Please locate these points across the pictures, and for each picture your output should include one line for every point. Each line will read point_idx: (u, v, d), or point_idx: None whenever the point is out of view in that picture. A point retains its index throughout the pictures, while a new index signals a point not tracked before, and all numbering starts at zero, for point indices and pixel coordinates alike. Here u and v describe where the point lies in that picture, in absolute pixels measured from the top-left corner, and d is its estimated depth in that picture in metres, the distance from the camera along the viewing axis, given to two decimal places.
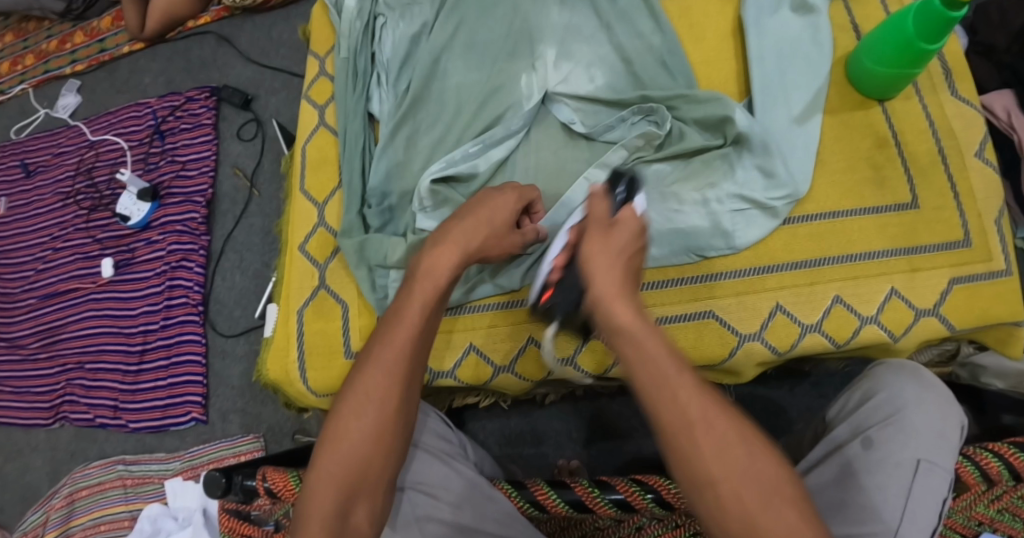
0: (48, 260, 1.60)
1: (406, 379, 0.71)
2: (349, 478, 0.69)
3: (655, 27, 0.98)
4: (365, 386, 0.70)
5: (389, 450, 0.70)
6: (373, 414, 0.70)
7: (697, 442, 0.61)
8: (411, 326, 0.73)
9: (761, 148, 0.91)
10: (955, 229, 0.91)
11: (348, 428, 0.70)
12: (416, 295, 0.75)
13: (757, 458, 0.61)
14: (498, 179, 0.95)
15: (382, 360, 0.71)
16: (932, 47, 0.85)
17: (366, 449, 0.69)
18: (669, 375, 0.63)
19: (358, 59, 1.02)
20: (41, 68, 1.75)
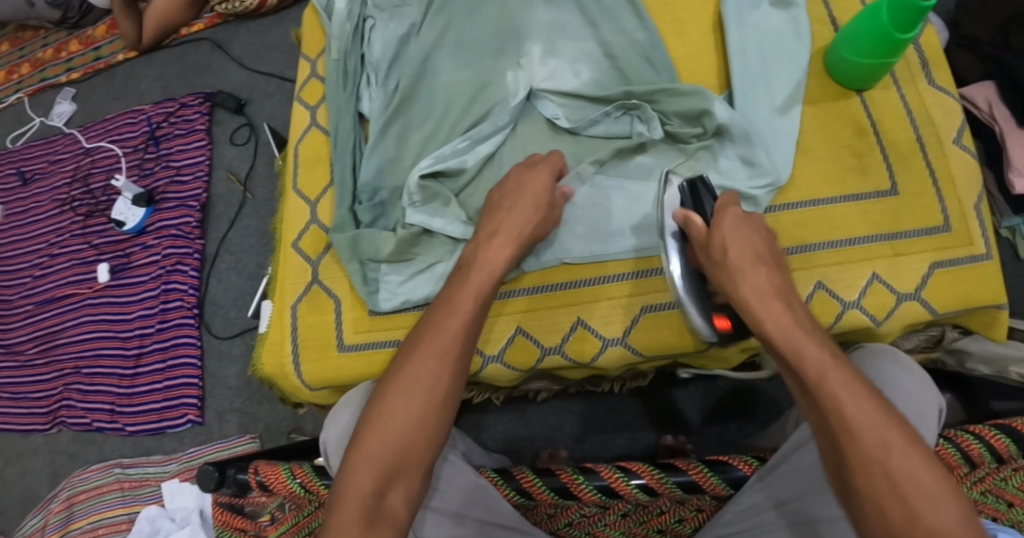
0: (45, 266, 1.61)
1: (453, 367, 0.74)
2: (389, 461, 0.69)
3: (638, 22, 1.00)
4: (415, 372, 0.72)
5: (431, 436, 0.71)
6: (418, 399, 0.72)
7: (858, 445, 0.66)
8: (460, 320, 0.76)
9: (743, 138, 0.93)
10: (935, 214, 0.93)
11: (394, 410, 0.71)
12: (471, 281, 0.79)
13: (902, 454, 0.65)
14: (486, 173, 0.97)
15: (433, 348, 0.74)
16: (907, 36, 0.87)
17: (411, 432, 0.70)
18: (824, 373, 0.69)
19: (348, 60, 1.04)
20: (37, 77, 1.77)
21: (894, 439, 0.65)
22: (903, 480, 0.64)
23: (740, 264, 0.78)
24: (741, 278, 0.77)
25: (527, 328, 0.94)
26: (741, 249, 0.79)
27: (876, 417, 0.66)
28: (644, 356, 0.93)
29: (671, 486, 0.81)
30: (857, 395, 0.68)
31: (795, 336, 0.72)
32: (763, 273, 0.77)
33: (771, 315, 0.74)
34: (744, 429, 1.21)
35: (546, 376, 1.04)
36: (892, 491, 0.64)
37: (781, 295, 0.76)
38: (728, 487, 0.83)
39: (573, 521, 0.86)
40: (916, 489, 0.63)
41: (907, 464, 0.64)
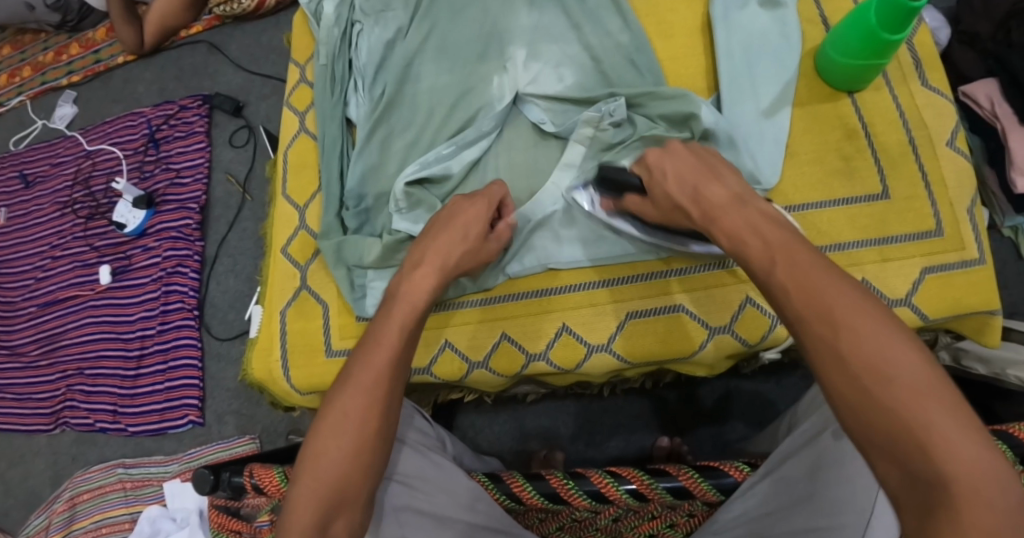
0: (47, 268, 1.63)
1: (386, 401, 0.71)
2: (328, 497, 0.67)
3: (624, 25, 1.00)
4: (343, 409, 0.70)
5: (366, 472, 0.69)
6: (350, 436, 0.69)
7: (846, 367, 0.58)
8: (386, 352, 0.73)
9: (728, 143, 0.92)
10: (926, 219, 0.92)
11: (326, 447, 0.69)
12: (394, 319, 0.76)
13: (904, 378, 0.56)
14: (471, 180, 0.97)
15: (361, 383, 0.71)
16: (895, 37, 0.86)
17: (346, 467, 0.68)
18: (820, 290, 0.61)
19: (335, 65, 1.04)
20: (38, 80, 1.78)
21: (846, 321, 0.59)
22: (860, 364, 0.57)
23: (695, 181, 0.76)
24: (700, 193, 0.75)
25: (512, 334, 0.93)
26: (680, 170, 0.78)
27: (824, 296, 0.60)
28: (627, 363, 0.92)
29: (661, 491, 0.80)
30: (804, 285, 0.62)
31: (748, 233, 0.69)
32: (721, 181, 0.75)
33: (725, 223, 0.71)
34: (738, 430, 1.21)
35: (532, 380, 1.03)
36: (852, 382, 0.57)
37: (740, 201, 0.72)
38: (719, 493, 0.82)
39: (564, 526, 0.87)
40: (877, 378, 0.56)
41: (865, 343, 0.58)
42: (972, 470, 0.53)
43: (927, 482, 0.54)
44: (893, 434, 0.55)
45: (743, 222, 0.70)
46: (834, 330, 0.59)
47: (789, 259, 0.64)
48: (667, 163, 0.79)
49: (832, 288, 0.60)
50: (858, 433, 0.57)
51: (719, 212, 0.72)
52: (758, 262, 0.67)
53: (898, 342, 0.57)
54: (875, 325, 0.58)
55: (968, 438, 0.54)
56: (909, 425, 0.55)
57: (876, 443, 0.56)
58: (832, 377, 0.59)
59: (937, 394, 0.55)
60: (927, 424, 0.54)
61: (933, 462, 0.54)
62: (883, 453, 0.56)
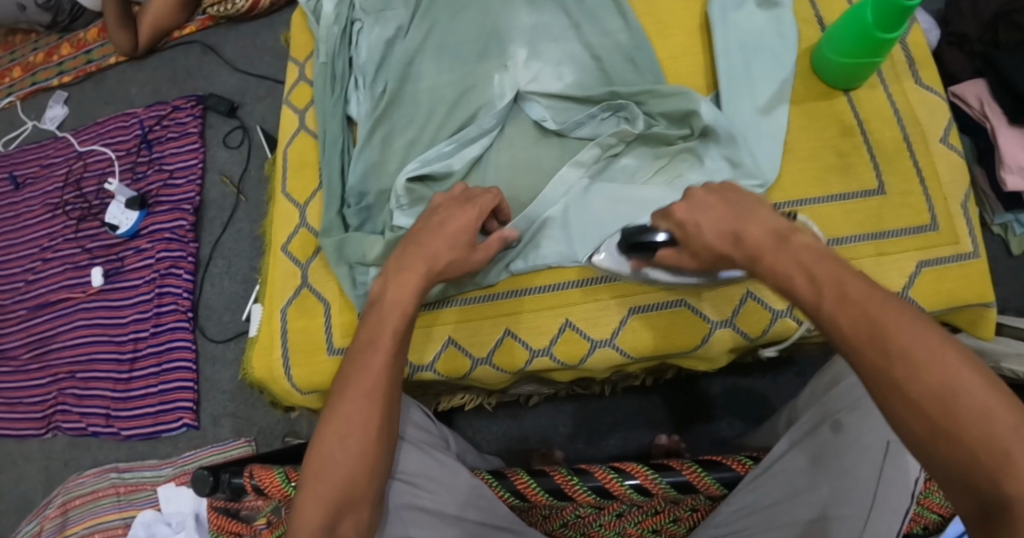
0: (38, 270, 1.61)
1: (384, 402, 0.72)
2: (338, 499, 0.69)
3: (624, 24, 1.00)
4: (347, 415, 0.71)
5: (373, 473, 0.71)
6: (355, 442, 0.71)
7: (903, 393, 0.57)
8: (384, 356, 0.73)
9: (728, 139, 0.92)
10: (921, 213, 0.93)
11: (329, 452, 0.70)
12: (388, 323, 0.76)
13: (964, 405, 0.55)
14: (473, 177, 0.97)
15: (362, 388, 0.72)
16: (890, 36, 0.87)
17: (350, 470, 0.70)
18: (873, 313, 0.60)
19: (336, 63, 1.04)
20: (28, 81, 1.77)
21: (906, 352, 0.58)
22: (920, 392, 0.57)
23: (733, 224, 0.73)
24: (741, 236, 0.72)
25: (514, 330, 0.94)
26: (715, 222, 0.74)
27: (880, 326, 0.59)
28: (631, 358, 0.93)
29: (665, 486, 0.82)
30: (854, 306, 0.61)
31: (793, 272, 0.66)
32: (760, 219, 0.72)
33: (768, 260, 0.69)
34: (736, 427, 1.21)
35: (533, 379, 1.03)
36: (913, 405, 0.57)
37: (781, 238, 0.69)
38: (722, 487, 0.84)
39: (568, 522, 0.86)
40: (943, 406, 0.56)
41: (927, 372, 0.57)
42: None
43: (999, 508, 0.53)
44: (963, 462, 0.54)
45: (785, 260, 0.67)
46: (893, 362, 0.58)
47: (838, 293, 0.63)
48: (699, 214, 0.75)
49: (889, 317, 0.59)
50: (927, 460, 0.57)
51: (762, 251, 0.69)
52: (806, 295, 0.65)
53: (962, 369, 0.56)
54: (937, 353, 0.57)
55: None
56: (980, 452, 0.54)
57: (946, 471, 0.56)
58: (894, 408, 0.58)
59: (1007, 418, 0.54)
60: (998, 449, 0.53)
61: (1004, 486, 0.53)
62: (952, 479, 0.55)
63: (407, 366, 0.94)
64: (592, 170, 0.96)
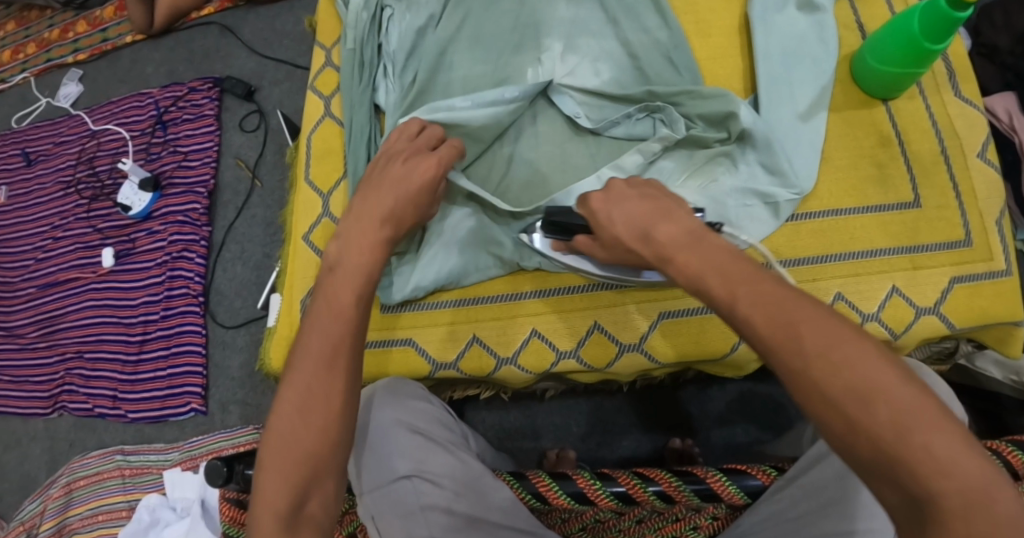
0: (48, 249, 1.60)
1: (347, 369, 0.68)
2: (302, 471, 0.65)
3: (661, 21, 0.99)
4: (308, 381, 0.67)
5: (339, 443, 0.67)
6: (320, 409, 0.66)
7: (839, 410, 0.54)
8: (343, 319, 0.69)
9: (764, 145, 0.91)
10: (956, 228, 0.91)
11: (291, 423, 0.66)
12: (347, 285, 0.71)
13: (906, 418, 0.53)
14: (504, 167, 0.97)
15: (321, 354, 0.68)
16: (937, 47, 0.86)
17: (315, 440, 0.66)
18: (799, 323, 0.57)
19: (365, 49, 1.02)
20: (42, 57, 1.76)
21: (823, 352, 0.55)
22: (854, 407, 0.54)
23: (647, 223, 0.69)
24: (652, 233, 0.68)
25: (541, 331, 0.93)
26: (629, 215, 0.72)
27: (796, 325, 0.57)
28: (658, 363, 0.92)
29: (688, 493, 0.81)
30: (780, 316, 0.58)
31: (708, 272, 0.63)
32: (675, 219, 0.68)
33: (683, 263, 0.65)
34: (750, 433, 1.20)
35: (556, 377, 1.02)
36: (849, 424, 0.54)
37: (695, 238, 0.66)
38: (746, 496, 0.83)
39: (587, 526, 0.85)
40: (863, 405, 0.53)
41: (843, 370, 0.55)
42: (967, 484, 0.51)
43: (924, 504, 0.51)
44: (886, 460, 0.53)
45: (701, 262, 0.63)
46: (809, 364, 0.56)
47: (756, 292, 0.59)
48: (614, 209, 0.73)
49: (804, 316, 0.57)
50: (850, 459, 0.55)
51: (673, 251, 0.66)
52: (721, 298, 0.61)
53: (880, 365, 0.55)
54: (853, 347, 0.55)
55: (960, 453, 0.51)
56: (904, 449, 0.52)
57: (868, 468, 0.54)
58: (814, 408, 0.55)
59: (926, 413, 0.53)
60: (919, 446, 0.52)
61: (925, 481, 0.51)
62: (876, 476, 0.54)
63: (429, 362, 0.94)
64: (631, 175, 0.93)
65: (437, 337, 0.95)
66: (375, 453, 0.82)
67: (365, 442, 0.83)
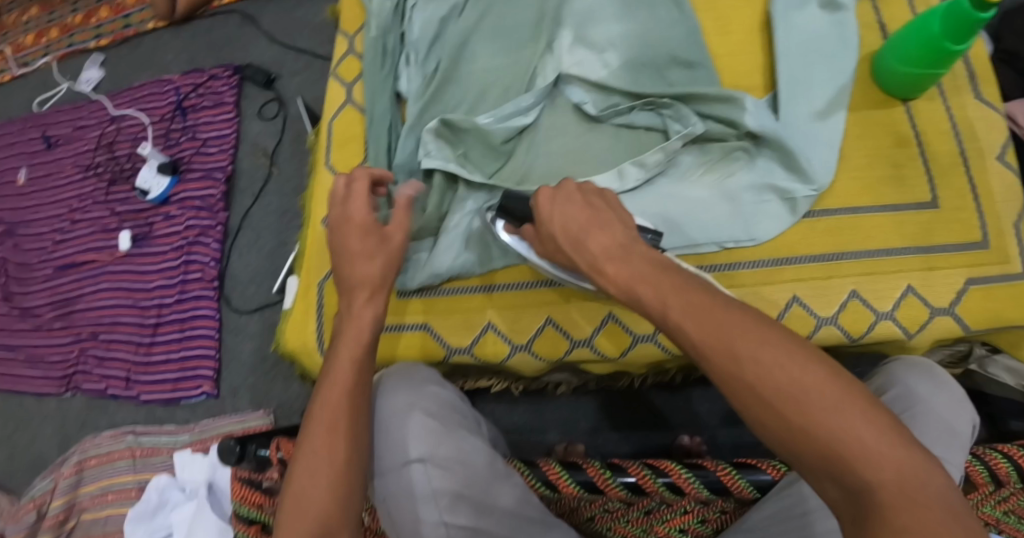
0: (66, 231, 1.62)
1: (350, 434, 0.74)
2: (316, 532, 0.70)
3: (679, 16, 0.99)
4: (314, 449, 0.73)
5: (348, 500, 0.72)
6: (326, 476, 0.72)
7: (771, 410, 0.57)
8: (343, 389, 0.75)
9: (779, 145, 0.92)
10: (972, 230, 0.91)
11: (304, 490, 0.71)
12: (343, 353, 0.77)
13: (832, 416, 0.55)
14: (524, 148, 0.99)
15: (325, 422, 0.74)
16: (958, 48, 0.86)
17: (325, 503, 0.71)
18: (726, 331, 0.60)
19: (388, 38, 1.03)
20: (66, 42, 1.78)
21: (755, 356, 0.58)
22: (785, 403, 0.57)
23: (581, 231, 0.71)
24: (584, 245, 0.71)
25: (557, 320, 0.94)
26: (569, 216, 0.73)
27: (726, 333, 0.59)
28: (671, 356, 0.93)
29: (698, 486, 0.83)
30: (712, 324, 0.60)
31: (640, 283, 0.65)
32: (608, 230, 0.70)
33: (613, 274, 0.68)
34: (758, 433, 1.20)
35: (569, 368, 1.03)
36: (782, 420, 0.56)
37: (626, 251, 0.68)
38: (755, 491, 0.83)
39: (595, 516, 0.85)
40: (792, 402, 0.56)
41: (773, 372, 0.57)
42: (898, 472, 0.53)
43: (862, 495, 0.53)
44: (822, 455, 0.55)
45: (632, 273, 0.66)
46: (744, 368, 0.58)
47: (688, 301, 0.62)
48: (556, 210, 0.73)
49: (729, 325, 0.60)
50: (789, 457, 0.57)
51: (605, 262, 0.69)
52: (653, 308, 0.64)
53: (805, 363, 0.57)
54: (773, 347, 0.58)
55: (887, 445, 0.54)
56: (834, 444, 0.55)
57: (806, 464, 0.56)
58: (752, 409, 0.58)
59: (853, 407, 0.56)
60: (850, 438, 0.54)
61: (860, 471, 0.54)
62: (816, 471, 0.56)
63: (444, 347, 0.95)
64: (653, 172, 0.93)
65: (451, 324, 0.96)
66: (385, 435, 0.83)
67: (376, 424, 0.84)
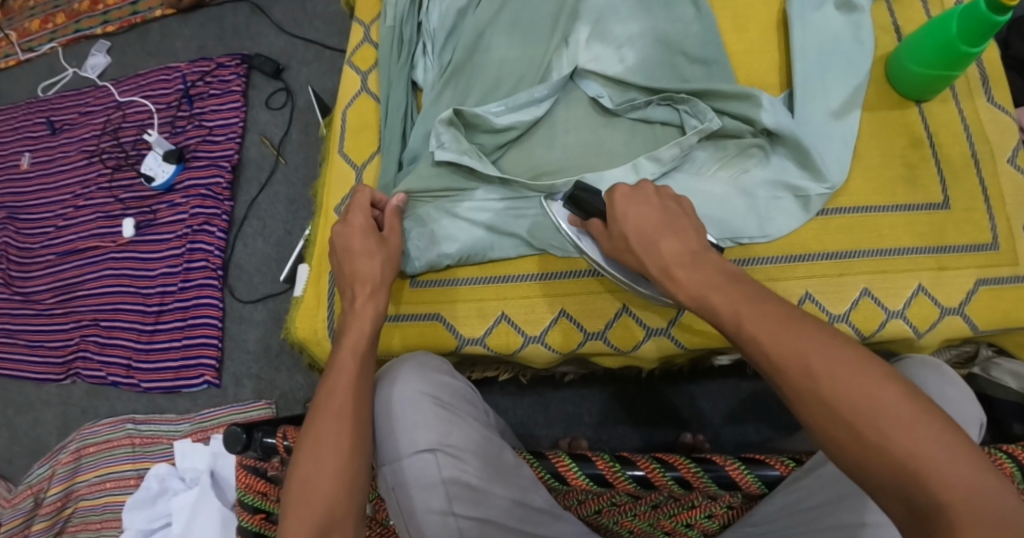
0: (69, 217, 1.61)
1: (355, 419, 0.75)
2: (320, 519, 0.69)
3: (697, 14, 0.99)
4: (318, 434, 0.73)
5: (352, 487, 0.71)
6: (330, 460, 0.71)
7: (846, 424, 0.57)
8: (348, 376, 0.77)
9: (794, 142, 0.92)
10: (983, 231, 0.92)
11: (308, 473, 0.71)
12: (347, 344, 0.80)
13: (910, 434, 0.55)
14: (538, 139, 0.99)
15: (330, 408, 0.75)
16: (974, 50, 0.86)
17: (330, 488, 0.70)
18: (800, 345, 0.61)
19: (404, 27, 1.05)
20: (72, 28, 1.78)
21: (829, 371, 0.59)
22: (857, 418, 0.57)
23: (654, 235, 0.73)
24: (655, 248, 0.73)
25: (570, 312, 0.94)
26: (643, 217, 0.75)
27: (801, 349, 0.60)
28: (683, 350, 0.93)
29: (706, 481, 0.79)
30: (788, 337, 0.61)
31: (712, 291, 0.68)
32: (680, 237, 0.73)
33: (683, 279, 0.70)
34: (763, 431, 1.20)
35: (577, 360, 1.04)
36: (850, 431, 0.57)
37: (697, 258, 0.71)
38: (763, 486, 0.80)
39: (602, 509, 0.85)
40: (863, 417, 0.57)
41: (844, 385, 0.58)
42: (967, 490, 0.53)
43: (931, 513, 0.53)
44: (891, 471, 0.55)
45: (702, 280, 0.69)
46: (819, 383, 0.59)
47: (752, 310, 0.64)
48: (630, 209, 0.75)
49: (805, 339, 0.61)
50: (858, 474, 0.57)
51: (675, 267, 0.71)
52: (727, 318, 0.66)
53: (881, 382, 0.58)
54: (845, 361, 0.59)
55: (958, 464, 0.54)
56: (905, 462, 0.55)
57: (875, 480, 0.56)
58: (823, 423, 0.58)
59: (927, 426, 0.56)
60: (921, 456, 0.54)
61: (929, 490, 0.53)
62: (885, 486, 0.56)
63: (457, 338, 0.95)
64: (668, 167, 0.94)
65: (464, 314, 0.96)
66: (398, 425, 0.81)
67: (390, 413, 0.82)
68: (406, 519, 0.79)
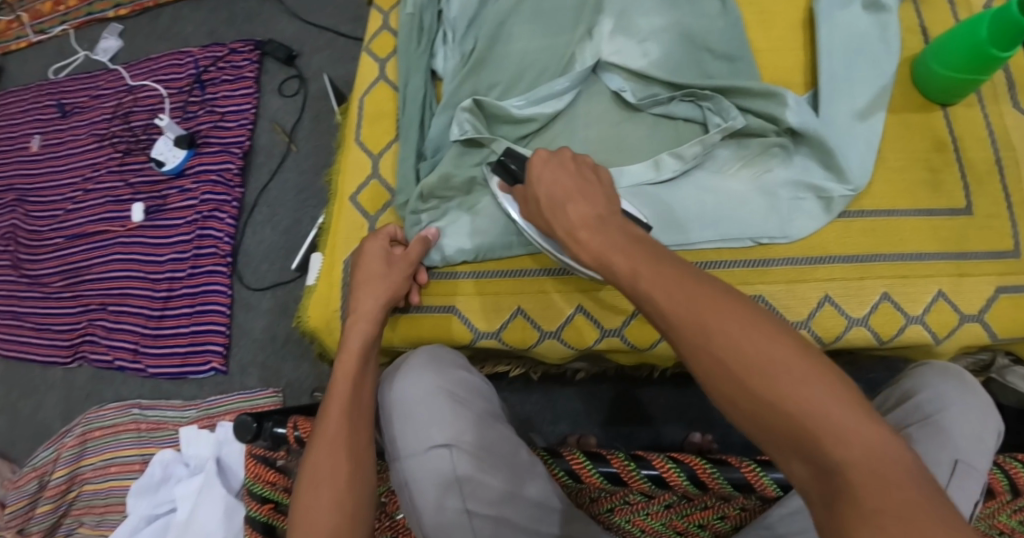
0: (78, 201, 1.60)
1: (349, 446, 0.75)
2: None
3: (722, 10, 0.99)
4: (315, 465, 0.73)
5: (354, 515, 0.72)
6: (328, 490, 0.72)
7: (733, 381, 0.57)
8: (341, 403, 0.77)
9: (818, 143, 0.92)
10: (1005, 238, 0.91)
11: (309, 505, 0.71)
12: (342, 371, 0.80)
13: (800, 389, 0.55)
14: (557, 133, 0.98)
15: (323, 437, 0.74)
16: (1003, 55, 0.85)
17: (333, 519, 0.71)
18: (691, 301, 0.60)
19: (424, 14, 1.04)
20: (84, 10, 1.77)
21: (724, 329, 0.58)
22: (754, 377, 0.56)
23: (562, 198, 0.75)
24: (563, 210, 0.74)
25: (587, 308, 0.94)
26: (558, 183, 0.76)
27: (700, 309, 0.59)
28: None
29: (722, 482, 0.79)
30: (685, 294, 0.60)
31: (612, 253, 0.67)
32: (588, 201, 0.73)
33: (586, 241, 0.70)
34: None
35: (591, 357, 1.03)
36: (743, 389, 0.56)
37: (602, 222, 0.71)
38: (777, 489, 0.79)
39: (614, 508, 0.84)
40: (759, 376, 0.56)
41: (743, 344, 0.57)
42: (869, 450, 0.52)
43: (834, 475, 0.52)
44: (790, 431, 0.54)
45: (606, 241, 0.69)
46: (711, 342, 0.58)
47: (646, 268, 0.64)
48: (544, 174, 0.77)
49: (696, 297, 0.60)
50: (758, 434, 0.56)
51: (580, 230, 0.72)
52: (625, 277, 0.65)
53: (773, 336, 0.57)
54: (743, 320, 0.58)
55: (854, 420, 0.53)
56: (804, 421, 0.54)
57: (773, 439, 0.55)
58: (716, 382, 0.57)
59: (820, 381, 0.55)
60: (817, 413, 0.53)
61: (828, 450, 0.53)
62: (785, 447, 0.55)
63: (473, 331, 0.94)
64: (690, 164, 0.93)
65: (479, 306, 0.95)
66: (412, 422, 0.81)
67: (401, 412, 0.81)
68: (419, 516, 0.78)
